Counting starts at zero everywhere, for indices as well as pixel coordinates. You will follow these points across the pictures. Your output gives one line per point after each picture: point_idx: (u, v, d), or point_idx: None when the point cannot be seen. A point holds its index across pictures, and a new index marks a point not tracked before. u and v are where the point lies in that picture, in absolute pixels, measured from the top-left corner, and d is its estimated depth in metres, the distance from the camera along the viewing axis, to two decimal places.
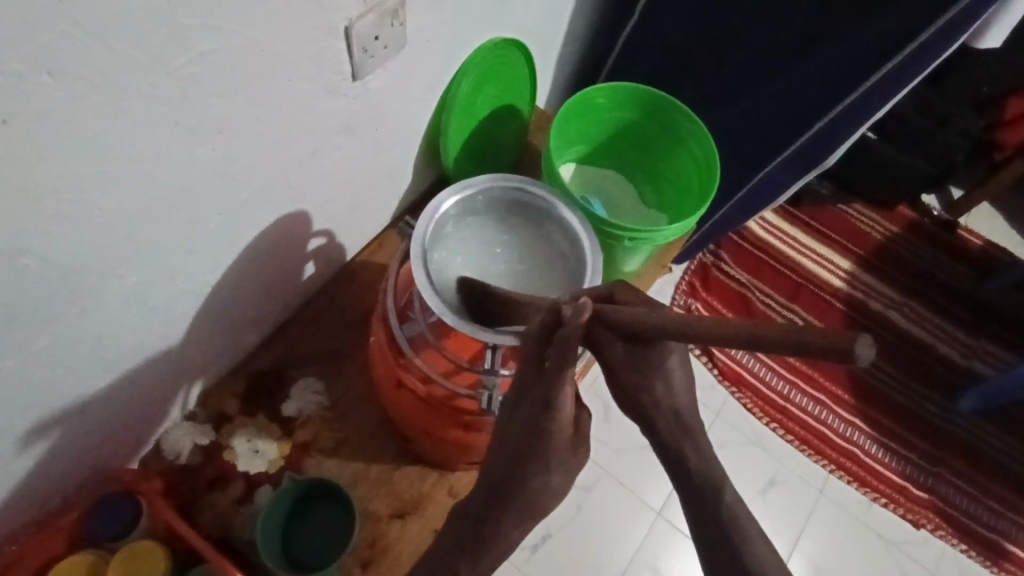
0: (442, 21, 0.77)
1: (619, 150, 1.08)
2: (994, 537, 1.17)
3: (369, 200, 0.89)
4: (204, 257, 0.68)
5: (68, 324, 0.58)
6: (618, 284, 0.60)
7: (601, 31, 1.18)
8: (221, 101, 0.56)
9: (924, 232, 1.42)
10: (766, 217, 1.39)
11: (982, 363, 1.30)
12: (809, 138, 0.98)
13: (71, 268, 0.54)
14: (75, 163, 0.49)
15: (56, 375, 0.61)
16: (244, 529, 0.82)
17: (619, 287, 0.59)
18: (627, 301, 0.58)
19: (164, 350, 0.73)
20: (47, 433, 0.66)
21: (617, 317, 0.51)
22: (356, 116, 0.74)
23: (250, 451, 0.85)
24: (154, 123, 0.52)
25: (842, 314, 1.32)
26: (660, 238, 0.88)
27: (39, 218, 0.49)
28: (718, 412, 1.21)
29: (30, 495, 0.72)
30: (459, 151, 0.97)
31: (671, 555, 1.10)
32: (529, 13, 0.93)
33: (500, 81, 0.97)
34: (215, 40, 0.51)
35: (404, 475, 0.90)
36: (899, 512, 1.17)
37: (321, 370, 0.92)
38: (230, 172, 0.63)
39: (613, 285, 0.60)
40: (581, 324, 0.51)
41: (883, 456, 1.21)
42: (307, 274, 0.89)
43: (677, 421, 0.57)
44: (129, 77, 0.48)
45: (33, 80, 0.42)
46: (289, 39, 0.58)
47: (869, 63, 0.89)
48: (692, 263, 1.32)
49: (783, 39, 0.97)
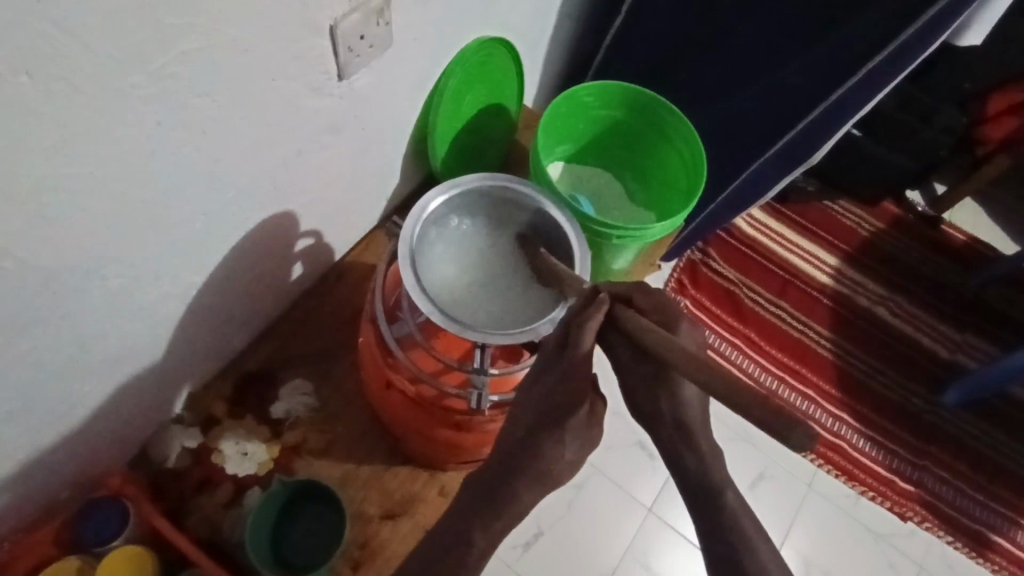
0: (428, 20, 0.77)
1: (607, 149, 1.08)
2: (981, 529, 1.18)
3: (357, 199, 0.89)
4: (188, 257, 0.67)
5: (51, 326, 0.57)
6: (634, 287, 0.60)
7: (587, 30, 1.18)
8: (204, 101, 0.56)
9: (909, 228, 1.43)
10: (753, 214, 1.40)
11: (967, 356, 1.32)
12: (793, 139, 0.97)
13: (53, 271, 0.54)
14: (57, 163, 0.48)
15: (40, 378, 0.60)
16: (233, 532, 0.82)
17: (638, 290, 0.59)
18: (645, 306, 0.58)
19: (151, 352, 0.72)
20: (33, 437, 0.65)
21: (629, 320, 0.55)
22: (342, 116, 0.74)
23: (239, 453, 0.84)
24: (137, 124, 0.51)
25: (830, 310, 1.33)
26: (649, 235, 0.88)
27: (18, 220, 0.48)
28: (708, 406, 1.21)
29: (16, 500, 0.71)
30: (447, 151, 0.97)
31: (661, 553, 1.10)
32: (516, 12, 0.93)
33: (488, 81, 0.97)
34: (197, 38, 0.51)
35: (395, 476, 0.90)
36: (887, 506, 1.18)
37: (310, 371, 0.92)
38: (216, 172, 0.62)
39: (630, 287, 0.59)
40: (598, 320, 0.56)
41: (871, 451, 1.22)
42: (295, 274, 0.89)
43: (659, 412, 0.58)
44: (111, 77, 0.47)
45: (10, 78, 0.42)
46: (271, 38, 0.58)
47: (852, 62, 0.89)
48: (680, 260, 1.33)
49: (770, 35, 0.97)
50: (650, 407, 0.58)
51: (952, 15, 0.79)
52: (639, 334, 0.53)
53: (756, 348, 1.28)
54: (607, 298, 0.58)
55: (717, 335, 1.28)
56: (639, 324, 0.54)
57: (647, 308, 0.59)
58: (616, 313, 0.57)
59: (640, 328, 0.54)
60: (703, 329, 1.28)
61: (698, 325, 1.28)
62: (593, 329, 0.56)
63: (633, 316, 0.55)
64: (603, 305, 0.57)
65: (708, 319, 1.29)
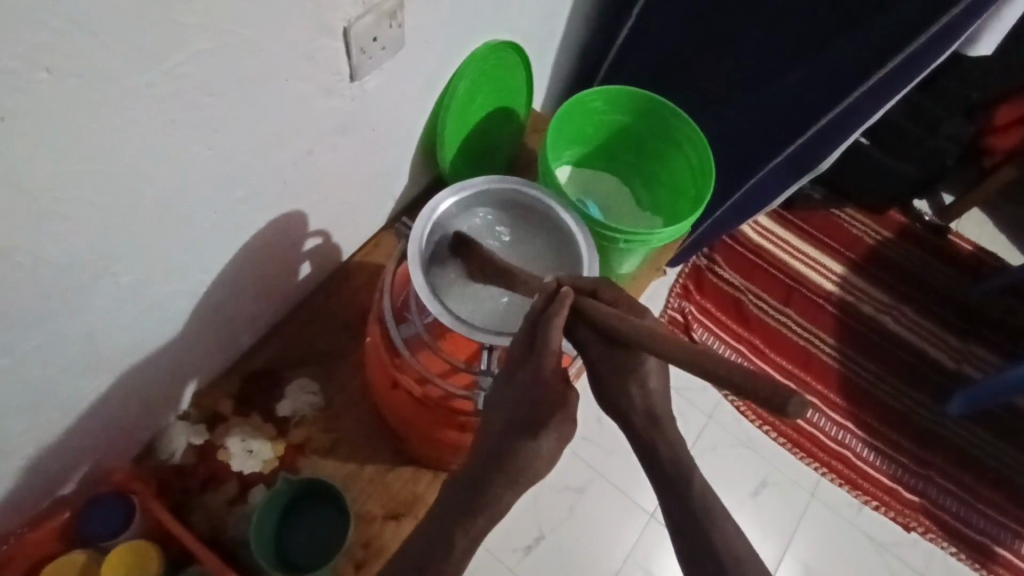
0: (439, 23, 0.77)
1: (615, 153, 1.08)
2: (984, 540, 1.18)
3: (365, 200, 0.89)
4: (198, 255, 0.67)
5: (61, 321, 0.58)
6: (602, 282, 0.62)
7: (596, 34, 1.18)
8: (217, 100, 0.56)
9: (914, 237, 1.43)
10: (759, 221, 1.40)
11: (971, 366, 1.31)
12: (798, 148, 0.99)
13: (64, 267, 0.54)
14: (72, 160, 0.48)
15: (49, 372, 0.61)
16: (237, 529, 0.82)
17: (604, 283, 0.61)
18: (613, 298, 0.60)
19: (159, 348, 0.72)
20: (40, 432, 0.66)
21: (592, 308, 0.57)
22: (352, 118, 0.74)
23: (245, 451, 0.84)
24: (150, 123, 0.52)
25: (835, 318, 1.33)
26: (656, 240, 0.88)
27: (31, 215, 0.49)
28: (708, 411, 1.22)
29: (22, 494, 0.71)
30: (455, 153, 0.97)
31: (661, 558, 1.10)
32: (526, 16, 0.94)
33: (498, 84, 0.97)
34: (213, 38, 0.52)
35: (399, 477, 0.90)
36: (890, 516, 1.17)
37: (316, 371, 0.92)
38: (228, 171, 0.63)
39: (595, 281, 0.61)
40: (564, 314, 0.56)
41: (874, 460, 1.22)
42: (304, 273, 0.89)
43: (659, 413, 0.58)
44: (127, 75, 0.48)
45: (29, 76, 0.42)
46: (284, 39, 0.58)
47: (859, 71, 0.90)
48: (685, 266, 1.33)
49: (779, 42, 0.97)
50: (651, 407, 0.58)
51: (957, 28, 0.80)
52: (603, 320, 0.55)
53: (761, 355, 1.28)
54: (569, 290, 0.58)
55: (720, 341, 1.28)
56: (601, 311, 0.56)
57: (614, 301, 0.60)
58: (582, 305, 0.57)
59: (605, 315, 0.55)
60: (707, 334, 1.28)
61: (702, 330, 1.28)
62: (558, 325, 0.57)
63: (596, 305, 0.57)
64: (566, 302, 0.57)
65: (712, 324, 1.29)
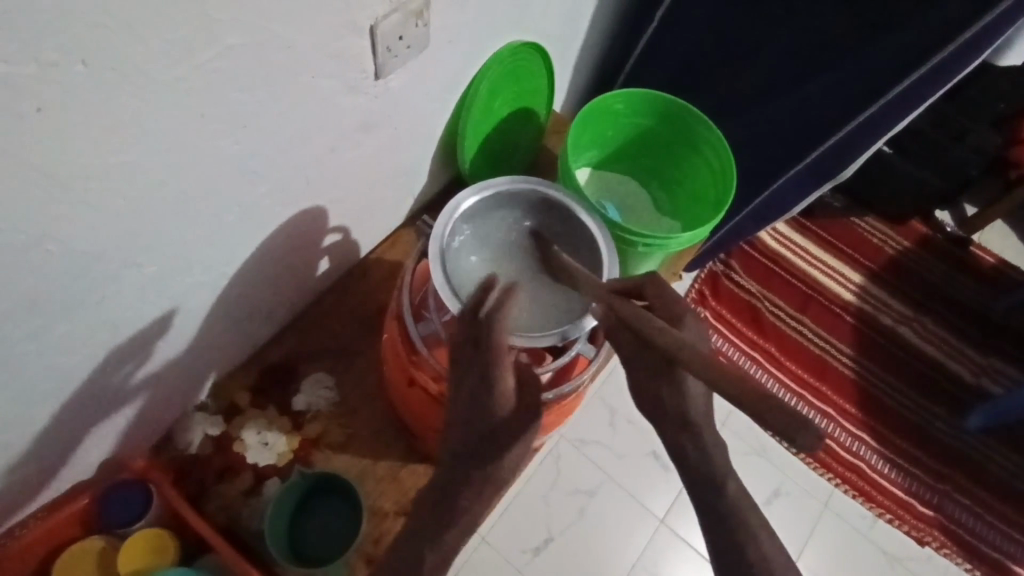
0: (464, 22, 0.77)
1: (634, 156, 1.08)
2: (998, 556, 1.16)
3: (385, 198, 0.90)
4: (221, 249, 0.68)
5: (88, 310, 0.59)
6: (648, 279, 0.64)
7: (620, 37, 1.18)
8: (245, 96, 0.57)
9: (936, 249, 1.41)
10: (778, 228, 1.40)
11: (991, 381, 1.30)
12: (820, 156, 0.98)
13: (93, 258, 0.55)
14: (104, 152, 0.49)
15: (73, 360, 0.62)
16: (252, 520, 0.83)
17: (648, 280, 0.64)
18: (654, 297, 0.63)
19: (179, 339, 0.73)
20: (62, 419, 0.67)
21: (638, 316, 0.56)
22: (375, 115, 0.75)
23: (261, 444, 0.86)
24: (179, 117, 0.52)
25: (853, 328, 1.32)
26: (674, 245, 0.87)
27: (61, 205, 0.49)
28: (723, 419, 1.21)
29: (42, 479, 0.72)
30: (475, 152, 0.97)
31: (672, 564, 1.10)
32: (549, 17, 0.94)
33: (519, 84, 0.97)
34: (243, 35, 0.52)
35: (410, 474, 0.89)
36: (905, 529, 1.16)
37: (332, 364, 0.92)
38: (253, 167, 0.63)
39: (643, 279, 0.64)
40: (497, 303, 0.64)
41: (890, 473, 1.20)
42: (322, 269, 0.90)
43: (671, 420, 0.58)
44: (158, 69, 0.48)
45: (66, 68, 0.43)
46: (311, 36, 0.58)
47: (883, 83, 0.89)
48: (702, 271, 1.32)
49: (802, 49, 0.97)
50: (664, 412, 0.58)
51: (979, 45, 0.81)
52: (647, 330, 0.55)
53: (776, 362, 1.27)
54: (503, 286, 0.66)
55: (736, 348, 1.27)
56: (647, 317, 0.56)
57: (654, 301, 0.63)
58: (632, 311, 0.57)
59: (651, 327, 0.55)
60: (722, 341, 1.27)
61: (717, 336, 1.28)
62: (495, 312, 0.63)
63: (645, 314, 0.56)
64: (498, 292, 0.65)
65: (727, 330, 1.29)
